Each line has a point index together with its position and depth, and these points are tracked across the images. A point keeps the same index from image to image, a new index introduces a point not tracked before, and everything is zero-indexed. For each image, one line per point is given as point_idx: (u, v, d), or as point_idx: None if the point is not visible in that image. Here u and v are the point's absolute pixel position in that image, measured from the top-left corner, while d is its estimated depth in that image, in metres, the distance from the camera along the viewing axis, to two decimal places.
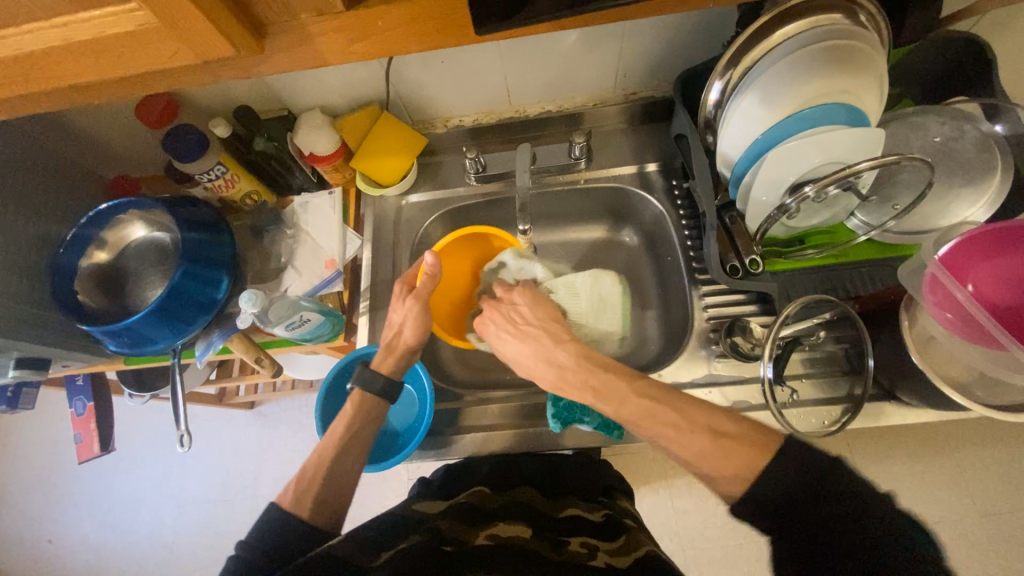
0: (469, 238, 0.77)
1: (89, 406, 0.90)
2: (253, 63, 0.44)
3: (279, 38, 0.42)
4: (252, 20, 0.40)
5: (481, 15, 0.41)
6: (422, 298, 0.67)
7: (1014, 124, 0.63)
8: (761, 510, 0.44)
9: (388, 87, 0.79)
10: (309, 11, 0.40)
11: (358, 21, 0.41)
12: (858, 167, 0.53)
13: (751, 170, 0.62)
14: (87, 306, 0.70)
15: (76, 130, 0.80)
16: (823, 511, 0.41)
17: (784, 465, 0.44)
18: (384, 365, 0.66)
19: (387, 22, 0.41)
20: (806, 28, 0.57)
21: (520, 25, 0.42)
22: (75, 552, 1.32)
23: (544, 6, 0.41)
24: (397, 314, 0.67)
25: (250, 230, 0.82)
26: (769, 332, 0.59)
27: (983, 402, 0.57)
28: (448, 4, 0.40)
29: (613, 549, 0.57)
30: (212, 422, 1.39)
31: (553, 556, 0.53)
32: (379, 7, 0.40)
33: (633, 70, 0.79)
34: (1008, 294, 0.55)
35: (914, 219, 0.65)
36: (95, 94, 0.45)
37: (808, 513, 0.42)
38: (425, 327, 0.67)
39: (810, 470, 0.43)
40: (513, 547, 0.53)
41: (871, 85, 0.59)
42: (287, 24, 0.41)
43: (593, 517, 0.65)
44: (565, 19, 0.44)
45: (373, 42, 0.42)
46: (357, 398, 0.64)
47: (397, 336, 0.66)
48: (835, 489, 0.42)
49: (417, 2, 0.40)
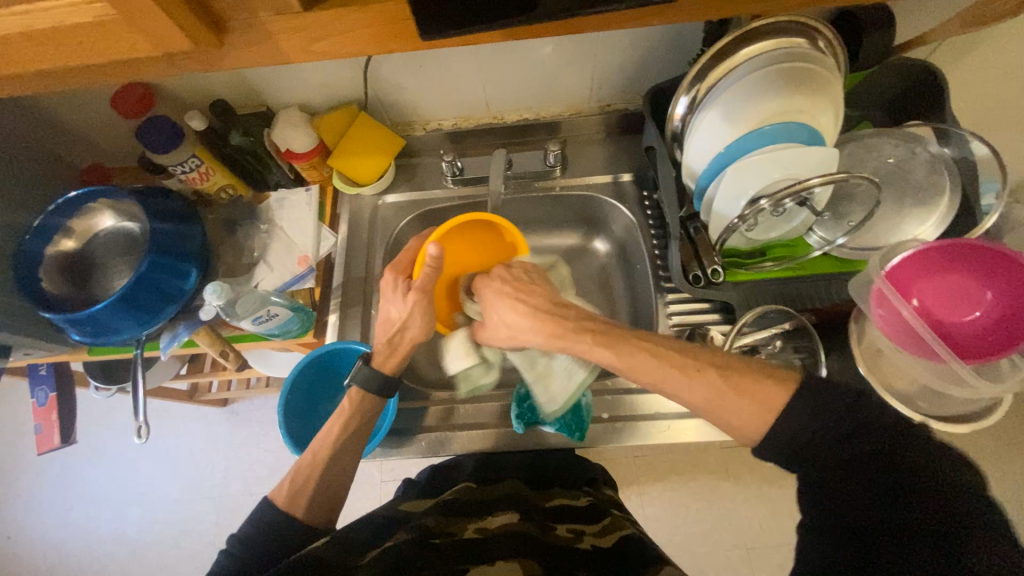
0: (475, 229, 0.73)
1: (51, 397, 0.88)
2: (215, 57, 0.44)
3: (240, 35, 0.43)
4: (213, 17, 0.41)
5: (435, 22, 0.42)
6: (425, 290, 0.65)
7: (961, 149, 0.66)
8: (786, 453, 0.46)
9: (367, 88, 0.80)
10: (269, 10, 0.42)
11: (318, 21, 0.42)
12: (811, 182, 0.54)
13: (713, 184, 0.65)
14: (51, 294, 0.69)
15: (47, 118, 0.79)
16: (857, 442, 0.42)
17: (810, 401, 0.45)
18: (389, 363, 0.65)
19: (345, 24, 0.43)
20: (767, 49, 0.60)
21: (478, 31, 0.44)
22: (34, 549, 1.28)
23: (500, 13, 0.43)
24: (400, 310, 0.66)
25: (224, 224, 0.82)
26: (727, 342, 0.64)
27: (924, 411, 0.61)
28: (399, 11, 0.42)
29: (598, 532, 0.59)
30: (183, 418, 1.37)
31: (545, 539, 0.55)
32: (337, 9, 0.42)
33: (607, 82, 0.82)
34: (947, 308, 0.59)
35: (868, 236, 0.68)
36: (58, 82, 0.45)
37: (841, 446, 0.43)
38: (427, 318, 0.66)
39: (835, 410, 0.44)
40: (503, 535, 0.54)
41: (826, 108, 0.62)
42: (248, 22, 0.42)
43: (579, 504, 0.67)
44: (521, 30, 0.46)
45: (332, 42, 0.44)
46: (358, 394, 0.63)
47: (402, 336, 0.65)
48: (865, 423, 0.43)
49: (375, 7, 0.42)
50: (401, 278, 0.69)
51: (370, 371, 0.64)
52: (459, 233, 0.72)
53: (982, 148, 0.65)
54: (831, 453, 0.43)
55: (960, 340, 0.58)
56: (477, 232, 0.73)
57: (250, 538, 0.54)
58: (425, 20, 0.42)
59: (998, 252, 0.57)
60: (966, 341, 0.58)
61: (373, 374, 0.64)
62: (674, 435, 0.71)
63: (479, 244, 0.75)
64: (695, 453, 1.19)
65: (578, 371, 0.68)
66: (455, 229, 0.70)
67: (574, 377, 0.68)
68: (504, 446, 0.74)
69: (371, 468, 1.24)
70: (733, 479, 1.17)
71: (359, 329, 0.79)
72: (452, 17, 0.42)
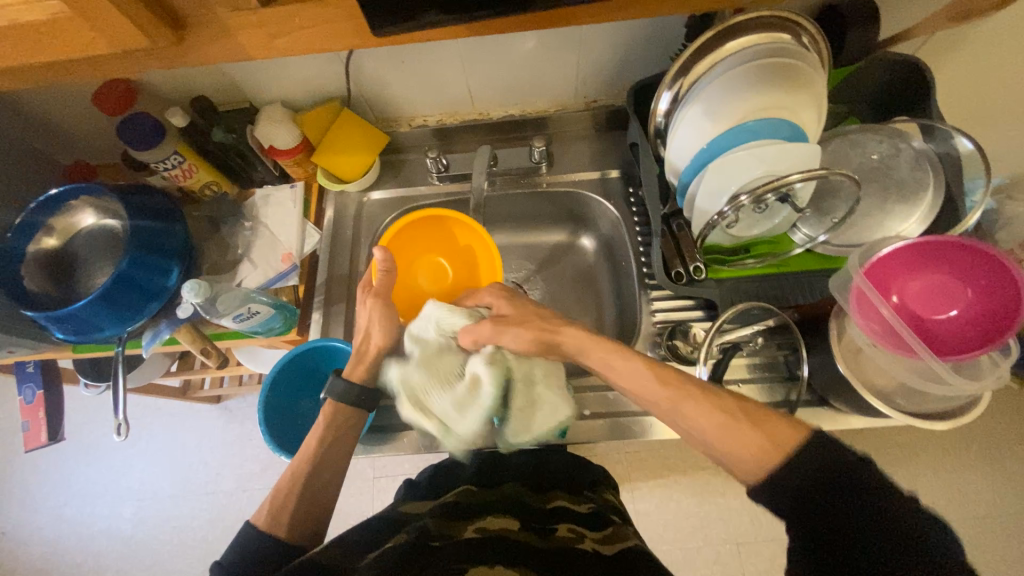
0: (421, 223, 0.77)
1: (39, 394, 0.88)
2: (175, 54, 0.44)
3: (198, 31, 0.43)
4: (170, 13, 0.41)
5: (395, 18, 0.42)
6: (383, 294, 0.67)
7: (944, 144, 0.66)
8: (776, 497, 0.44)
9: (349, 84, 0.79)
10: (226, 5, 0.42)
11: (274, 16, 0.42)
12: (790, 179, 0.53)
13: (695, 180, 0.64)
14: (32, 292, 0.69)
15: (27, 114, 0.79)
16: (868, 520, 0.40)
17: (809, 451, 0.44)
18: (355, 373, 0.66)
19: (304, 20, 0.42)
20: (748, 45, 0.60)
21: (440, 23, 0.44)
22: (28, 545, 1.29)
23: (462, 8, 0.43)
24: (363, 316, 0.67)
25: (208, 221, 0.81)
26: (707, 338, 0.63)
27: (905, 410, 0.61)
28: (355, 8, 0.42)
29: (601, 538, 0.58)
30: (177, 415, 1.37)
31: (543, 545, 0.54)
32: (292, 5, 0.41)
33: (591, 78, 0.81)
34: (925, 305, 0.59)
35: (853, 233, 0.67)
36: (21, 79, 0.45)
37: (824, 499, 0.42)
38: (389, 325, 0.66)
39: (833, 462, 0.42)
40: (503, 539, 0.53)
41: (807, 103, 0.61)
42: (204, 17, 0.42)
43: (580, 509, 0.65)
44: (483, 24, 0.46)
45: (293, 38, 0.43)
46: (332, 408, 0.64)
47: (367, 341, 0.66)
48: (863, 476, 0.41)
49: (333, 3, 0.42)
50: (369, 285, 0.69)
51: (344, 385, 0.64)
52: (409, 233, 0.76)
53: (968, 144, 0.63)
54: (815, 502, 0.42)
55: (937, 339, 0.58)
56: (427, 225, 0.77)
57: (245, 542, 0.54)
58: (385, 15, 0.42)
59: (1002, 267, 0.56)
60: (942, 340, 0.58)
61: (346, 387, 0.64)
62: (654, 432, 0.71)
63: (440, 237, 0.79)
64: (687, 450, 1.21)
65: (564, 410, 0.61)
66: (396, 233, 0.75)
67: (557, 416, 0.61)
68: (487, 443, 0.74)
69: (364, 464, 1.24)
70: (723, 475, 1.18)
71: (343, 326, 0.79)
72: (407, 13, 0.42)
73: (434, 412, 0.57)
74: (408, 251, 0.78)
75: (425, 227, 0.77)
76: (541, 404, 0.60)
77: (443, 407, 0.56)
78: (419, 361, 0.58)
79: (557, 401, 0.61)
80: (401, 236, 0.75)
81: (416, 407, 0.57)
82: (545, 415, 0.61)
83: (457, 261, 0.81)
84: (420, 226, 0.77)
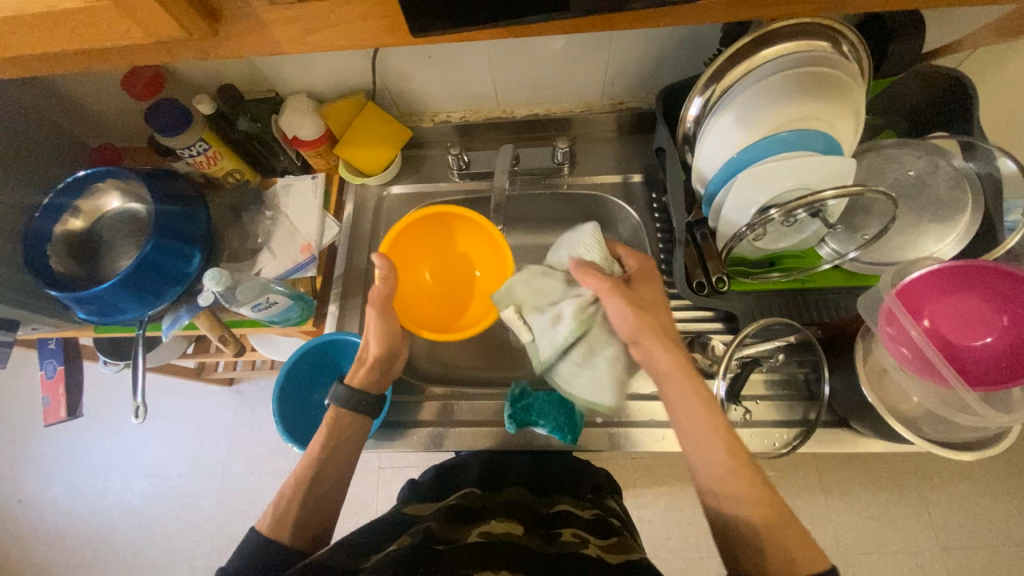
0: (428, 226, 0.79)
1: (59, 370, 0.90)
2: (209, 45, 0.44)
3: (232, 24, 0.43)
4: (207, 6, 0.41)
5: (429, 18, 0.41)
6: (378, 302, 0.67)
7: (985, 164, 0.63)
8: None
9: (375, 77, 0.79)
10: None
11: (309, 12, 0.42)
12: (824, 195, 0.52)
13: (722, 190, 0.62)
14: (58, 272, 0.70)
15: (60, 96, 0.80)
16: None
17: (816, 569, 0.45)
18: (356, 378, 0.67)
19: (339, 15, 0.42)
20: (788, 52, 0.57)
21: (475, 24, 0.43)
22: (43, 514, 1.32)
23: (499, 10, 0.42)
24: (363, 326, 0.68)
25: (230, 209, 0.82)
26: (727, 351, 0.61)
27: (930, 438, 0.59)
28: (391, 7, 0.41)
29: (605, 545, 0.56)
30: (190, 395, 1.39)
31: (543, 550, 0.53)
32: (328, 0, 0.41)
33: (620, 80, 0.80)
34: (959, 330, 0.56)
35: (883, 251, 0.65)
36: (56, 66, 0.45)
37: None
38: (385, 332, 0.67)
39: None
40: (502, 544, 0.52)
41: (843, 115, 0.59)
42: (240, 10, 0.42)
43: (583, 514, 0.64)
44: (519, 27, 0.45)
45: (326, 34, 0.43)
46: (335, 415, 0.64)
47: (365, 349, 0.67)
48: None
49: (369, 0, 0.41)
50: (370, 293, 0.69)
51: (345, 390, 0.64)
52: (409, 235, 0.77)
53: (1011, 165, 0.62)
54: None
55: (972, 367, 0.55)
56: (427, 228, 0.79)
57: (250, 542, 0.53)
58: (420, 14, 0.41)
59: None
60: (976, 368, 0.55)
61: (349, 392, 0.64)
62: (667, 444, 0.70)
63: (432, 241, 0.82)
64: None
65: (606, 395, 0.62)
66: (399, 234, 0.75)
67: (598, 394, 0.63)
68: (492, 445, 0.75)
69: (370, 454, 1.25)
70: None
71: (359, 320, 0.80)
72: (445, 14, 0.41)
73: (524, 326, 0.69)
74: (415, 254, 0.80)
75: (433, 229, 0.79)
76: (586, 373, 0.63)
77: (535, 324, 0.67)
78: (524, 277, 0.70)
79: (606, 383, 0.62)
80: (405, 238, 0.77)
81: (517, 315, 0.69)
82: (590, 385, 0.63)
83: (444, 265, 0.84)
84: (426, 228, 0.79)
